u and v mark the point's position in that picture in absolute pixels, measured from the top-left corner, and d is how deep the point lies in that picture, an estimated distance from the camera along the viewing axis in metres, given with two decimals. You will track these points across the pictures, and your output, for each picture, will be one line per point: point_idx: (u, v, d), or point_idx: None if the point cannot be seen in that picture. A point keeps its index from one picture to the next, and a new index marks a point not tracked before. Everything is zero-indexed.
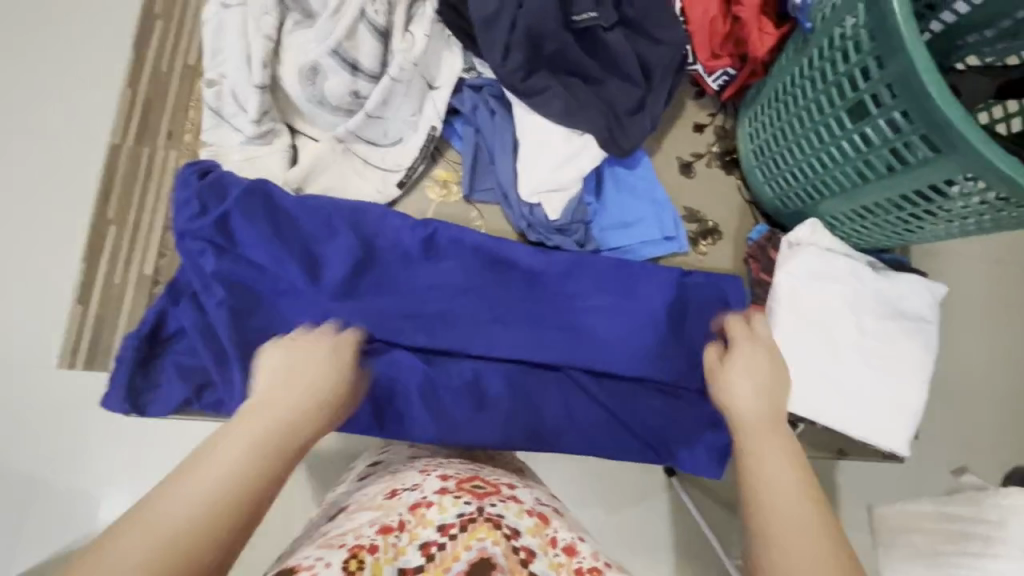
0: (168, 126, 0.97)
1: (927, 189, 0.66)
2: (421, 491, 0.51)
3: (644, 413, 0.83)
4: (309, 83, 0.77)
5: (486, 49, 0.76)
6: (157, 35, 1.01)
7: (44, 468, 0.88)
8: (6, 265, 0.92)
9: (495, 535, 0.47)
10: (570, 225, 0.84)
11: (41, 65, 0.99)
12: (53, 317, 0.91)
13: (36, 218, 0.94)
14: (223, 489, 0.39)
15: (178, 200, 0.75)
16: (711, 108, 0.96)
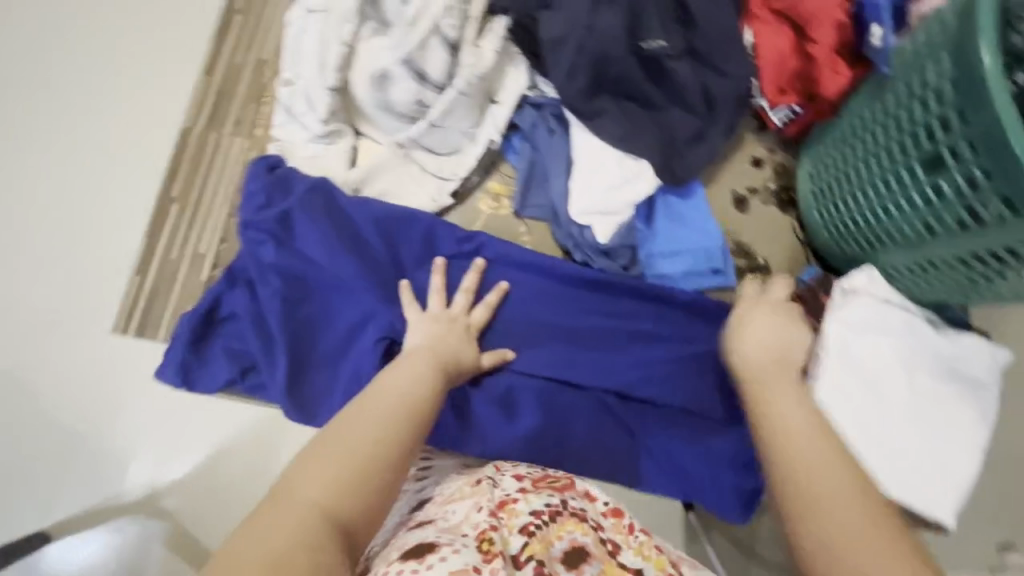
0: (235, 115, 1.00)
1: (1002, 250, 0.63)
2: (503, 489, 0.56)
3: (670, 444, 0.82)
4: (378, 89, 0.79)
5: (552, 69, 0.76)
6: (235, 28, 1.03)
7: (84, 428, 0.92)
8: (75, 233, 0.98)
9: (583, 528, 0.52)
10: (617, 248, 0.83)
11: (129, 49, 1.06)
12: (112, 286, 0.97)
13: (109, 193, 1.00)
14: (358, 449, 0.49)
15: (247, 193, 0.80)
16: (771, 144, 0.94)
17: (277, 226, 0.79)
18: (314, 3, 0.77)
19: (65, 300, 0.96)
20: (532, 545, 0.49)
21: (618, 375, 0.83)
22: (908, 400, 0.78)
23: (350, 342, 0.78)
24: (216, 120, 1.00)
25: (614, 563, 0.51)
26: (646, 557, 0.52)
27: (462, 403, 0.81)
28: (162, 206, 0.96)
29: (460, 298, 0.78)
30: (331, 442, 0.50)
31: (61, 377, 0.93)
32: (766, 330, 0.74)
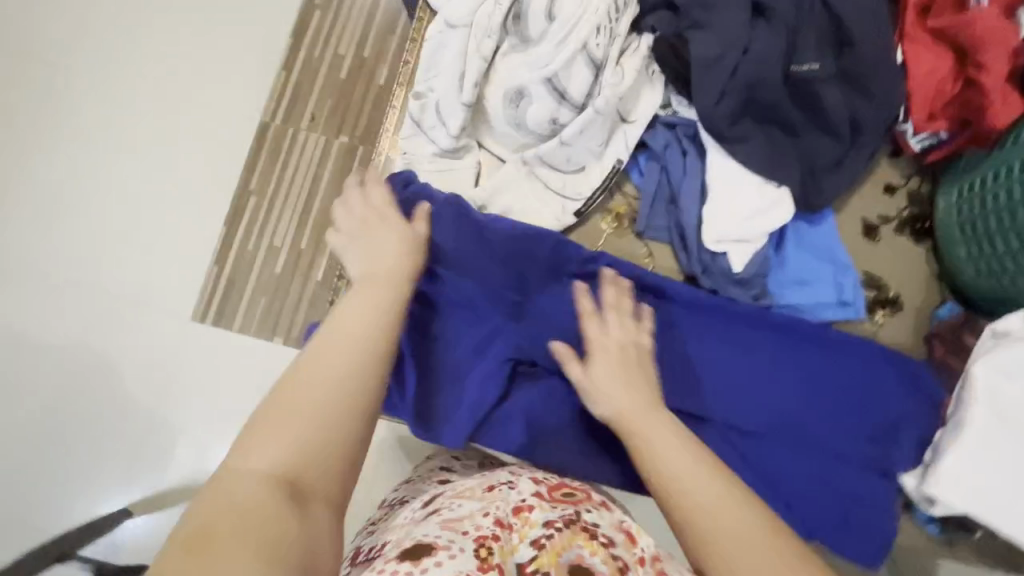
0: (312, 108, 1.43)
1: None
2: (518, 492, 0.59)
3: (798, 481, 0.79)
4: (512, 106, 0.79)
5: (701, 92, 0.73)
6: (315, 23, 1.46)
7: (167, 397, 1.31)
8: (201, 248, 1.38)
9: (592, 546, 0.51)
10: (752, 278, 0.81)
11: (227, 76, 1.45)
12: (193, 274, 1.37)
13: (200, 217, 1.40)
14: (319, 401, 0.51)
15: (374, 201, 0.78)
16: (906, 170, 0.89)
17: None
18: (455, 17, 0.76)
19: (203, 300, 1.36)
20: (541, 558, 0.51)
21: (743, 409, 0.81)
22: None
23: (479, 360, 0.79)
24: (294, 116, 1.44)
25: None
26: None
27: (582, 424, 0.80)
28: (244, 194, 1.40)
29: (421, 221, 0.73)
30: (286, 403, 0.50)
31: (136, 350, 1.33)
32: (604, 372, 0.67)
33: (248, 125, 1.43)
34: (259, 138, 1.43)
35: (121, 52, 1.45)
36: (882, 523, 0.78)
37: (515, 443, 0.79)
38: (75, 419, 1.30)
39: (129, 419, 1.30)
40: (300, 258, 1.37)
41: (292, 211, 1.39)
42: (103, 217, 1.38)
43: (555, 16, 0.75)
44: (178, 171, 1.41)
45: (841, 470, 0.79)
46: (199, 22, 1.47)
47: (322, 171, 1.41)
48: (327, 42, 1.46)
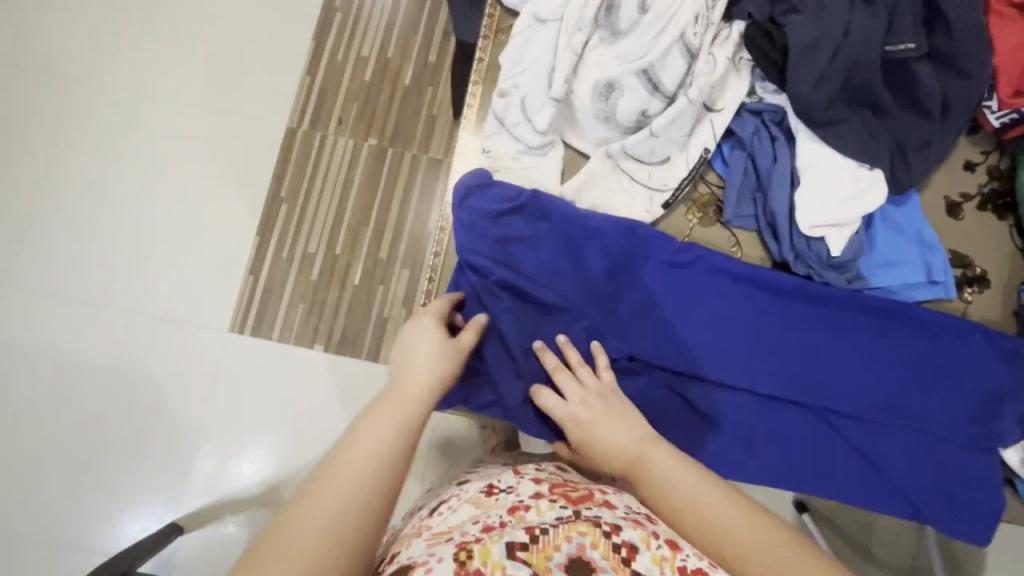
0: (339, 112, 1.42)
1: None
2: (516, 496, 0.61)
3: (901, 461, 0.80)
4: (602, 99, 0.78)
5: (798, 77, 0.74)
6: (335, 27, 1.45)
7: (206, 414, 1.29)
8: (236, 259, 1.36)
9: (594, 535, 0.53)
10: (848, 262, 0.81)
11: (248, 81, 1.43)
12: (228, 285, 1.35)
13: (231, 227, 1.38)
14: (323, 543, 0.45)
15: (463, 207, 0.79)
16: (984, 146, 0.89)
17: (494, 244, 0.79)
18: (544, 12, 0.77)
19: (239, 313, 1.34)
20: (531, 551, 0.51)
21: (841, 392, 0.81)
22: None
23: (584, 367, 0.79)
24: (320, 121, 1.42)
25: (627, 571, 0.51)
26: (663, 565, 0.52)
27: (684, 416, 0.81)
28: (275, 202, 1.39)
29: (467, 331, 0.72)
30: (287, 541, 0.45)
31: (172, 368, 1.31)
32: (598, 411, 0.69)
33: (275, 132, 1.41)
34: (288, 144, 1.41)
35: (141, 65, 1.42)
36: (990, 499, 0.79)
37: None
38: (113, 439, 1.28)
39: (171, 438, 1.28)
40: (335, 264, 1.36)
41: (325, 218, 1.38)
42: (132, 232, 1.36)
43: (648, 8, 0.76)
44: (205, 183, 1.39)
45: (945, 449, 0.80)
46: (217, 29, 1.45)
47: (352, 174, 1.40)
48: (350, 45, 1.44)
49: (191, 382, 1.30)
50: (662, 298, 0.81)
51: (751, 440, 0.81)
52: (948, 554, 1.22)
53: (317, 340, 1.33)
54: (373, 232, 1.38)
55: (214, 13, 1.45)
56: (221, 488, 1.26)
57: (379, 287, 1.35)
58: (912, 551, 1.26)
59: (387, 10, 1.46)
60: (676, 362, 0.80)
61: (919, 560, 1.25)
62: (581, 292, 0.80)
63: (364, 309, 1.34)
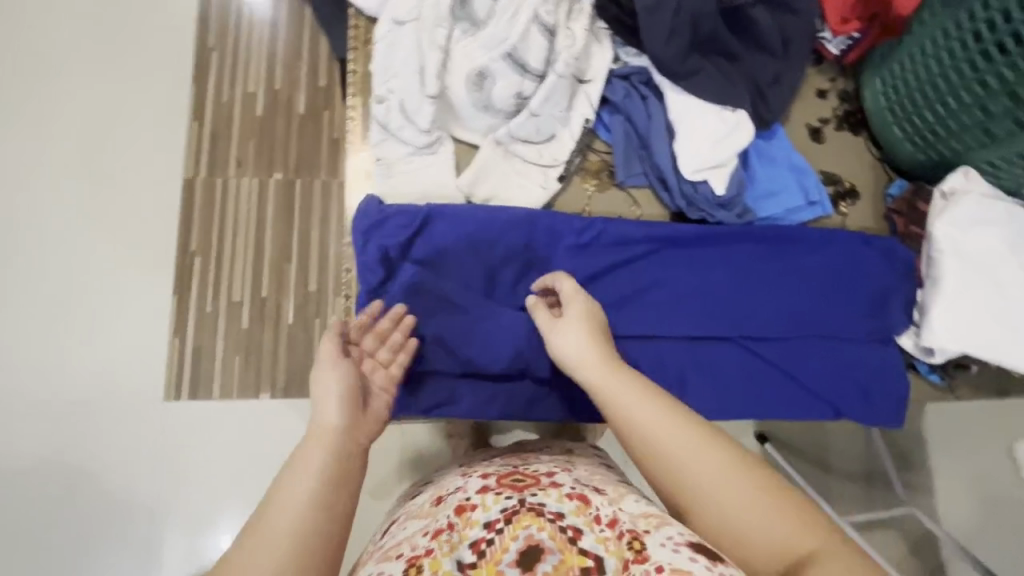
0: (237, 151, 1.37)
1: None
2: (464, 493, 0.61)
3: (818, 369, 0.86)
4: (477, 88, 0.80)
5: (650, 37, 0.79)
6: (214, 65, 1.40)
7: (156, 495, 1.21)
8: (156, 324, 1.29)
9: (539, 522, 0.55)
10: (733, 199, 0.86)
11: (132, 138, 1.36)
12: (153, 354, 1.28)
13: (143, 292, 1.30)
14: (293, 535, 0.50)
15: (361, 232, 0.78)
16: (831, 73, 0.99)
17: (401, 259, 0.79)
18: (402, 14, 0.78)
19: (170, 380, 1.27)
20: (480, 564, 0.53)
21: (751, 318, 0.87)
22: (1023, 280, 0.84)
23: (511, 368, 0.81)
24: (218, 165, 1.37)
25: (574, 550, 0.53)
26: (607, 541, 0.54)
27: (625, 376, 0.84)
28: (187, 257, 1.32)
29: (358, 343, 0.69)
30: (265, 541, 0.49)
31: (110, 455, 1.22)
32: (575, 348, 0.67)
33: (173, 185, 1.35)
34: (188, 194, 1.35)
35: (42, 117, 1.35)
36: (899, 386, 0.87)
37: (559, 412, 0.84)
38: (58, 545, 1.18)
39: (122, 530, 1.20)
40: (264, 307, 1.32)
41: (244, 262, 1.33)
42: (31, 322, 1.26)
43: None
44: (106, 253, 1.31)
45: (852, 349, 0.87)
46: (86, 91, 1.37)
47: (263, 213, 1.35)
48: (233, 84, 1.40)
49: (134, 465, 1.22)
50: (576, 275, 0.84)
51: (687, 384, 0.85)
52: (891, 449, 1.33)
53: (262, 389, 1.28)
54: (298, 268, 1.34)
55: (81, 75, 1.38)
56: (190, 569, 1.19)
57: (316, 320, 1.32)
58: (863, 457, 1.37)
59: (266, 39, 1.42)
60: None
61: (872, 463, 1.36)
62: (497, 284, 0.82)
63: (303, 345, 1.30)
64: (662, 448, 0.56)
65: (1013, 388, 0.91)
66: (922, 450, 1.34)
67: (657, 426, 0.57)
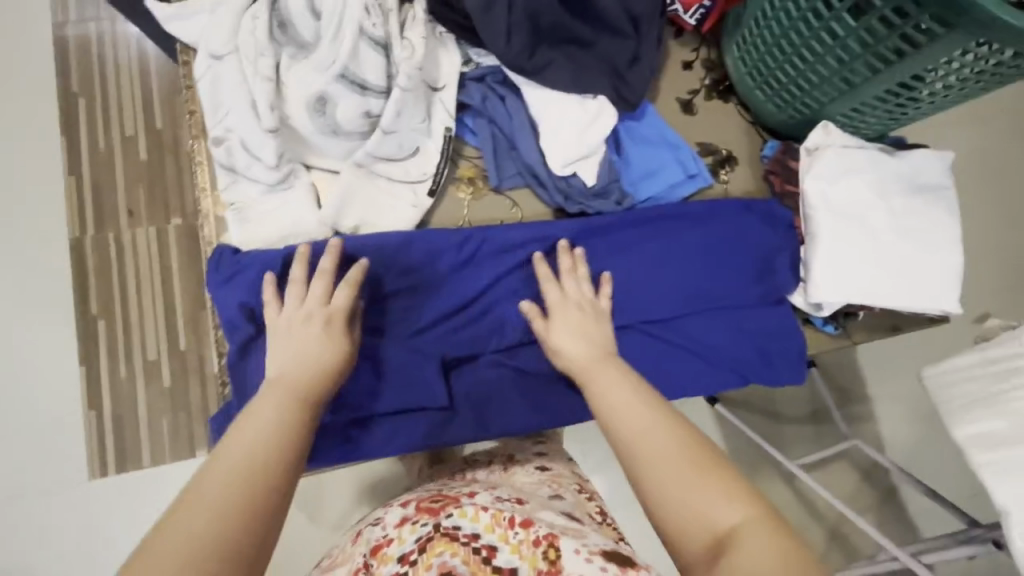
0: (127, 202, 1.24)
1: (909, 79, 0.76)
2: (381, 528, 0.57)
3: (718, 341, 0.87)
4: (320, 114, 0.75)
5: (489, 38, 0.76)
6: (82, 110, 1.26)
7: None
8: (61, 402, 1.16)
9: (452, 547, 0.52)
10: (607, 188, 0.85)
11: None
12: (62, 436, 1.15)
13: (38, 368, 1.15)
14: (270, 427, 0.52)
15: (218, 287, 0.73)
16: (692, 44, 0.98)
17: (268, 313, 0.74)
18: (217, 47, 0.71)
19: (87, 460, 1.15)
20: None
21: (646, 303, 0.86)
22: (891, 222, 0.87)
23: (405, 406, 0.77)
24: (106, 221, 1.23)
25: (488, 569, 0.51)
26: (522, 549, 0.52)
27: (529, 387, 0.82)
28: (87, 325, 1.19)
29: (319, 284, 0.66)
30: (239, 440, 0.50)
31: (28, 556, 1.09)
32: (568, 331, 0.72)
33: (57, 247, 1.21)
34: (75, 257, 1.21)
35: None
36: (794, 342, 0.88)
37: (469, 432, 0.80)
38: None
39: None
40: (186, 363, 1.21)
41: (154, 319, 1.21)
42: None
43: (321, 12, 0.71)
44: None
45: (747, 315, 0.88)
46: None
47: (168, 263, 1.24)
48: (108, 128, 1.26)
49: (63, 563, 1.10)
50: (459, 295, 0.81)
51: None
52: (832, 388, 1.37)
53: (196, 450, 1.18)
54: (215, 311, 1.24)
55: None
56: None
57: None
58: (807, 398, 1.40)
59: (137, 71, 1.28)
60: (493, 341, 0.82)
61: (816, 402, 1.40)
62: (378, 315, 0.78)
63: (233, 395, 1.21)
64: (624, 423, 0.57)
65: (905, 323, 0.94)
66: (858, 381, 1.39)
67: (628, 405, 0.58)
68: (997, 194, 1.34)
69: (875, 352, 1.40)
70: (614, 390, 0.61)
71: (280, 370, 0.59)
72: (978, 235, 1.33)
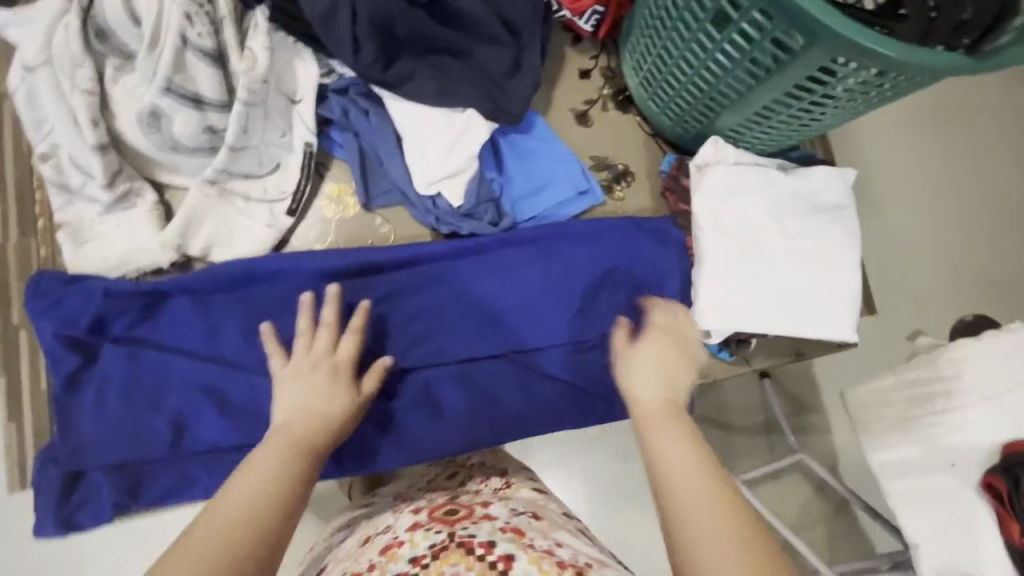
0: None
1: (797, 86, 0.67)
2: (392, 533, 0.56)
3: (599, 371, 0.82)
4: (153, 130, 0.70)
5: (337, 50, 0.72)
6: None
7: None
8: None
9: (466, 560, 0.48)
10: (477, 208, 0.81)
11: None
12: None
13: None
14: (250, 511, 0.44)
15: (38, 315, 0.69)
16: (592, 51, 0.93)
17: (100, 340, 0.70)
18: (29, 57, 0.65)
19: None
20: None
21: (521, 330, 0.81)
22: (788, 244, 0.82)
23: (248, 442, 0.72)
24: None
25: None
26: (541, 561, 0.48)
27: (389, 420, 0.78)
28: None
29: (323, 334, 0.63)
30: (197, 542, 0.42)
31: None
32: (645, 359, 0.60)
33: None
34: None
35: None
36: None
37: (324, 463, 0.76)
38: None
39: None
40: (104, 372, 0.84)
41: None
42: None
43: (139, 17, 0.65)
44: None
45: None
46: None
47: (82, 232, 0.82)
48: None
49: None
50: None
51: (463, 411, 0.79)
52: (786, 402, 1.27)
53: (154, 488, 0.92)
54: None
55: None
56: None
57: None
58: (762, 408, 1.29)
59: None
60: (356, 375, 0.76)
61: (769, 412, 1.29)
62: (221, 344, 0.73)
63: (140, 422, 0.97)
64: (699, 514, 0.45)
65: (810, 349, 0.89)
66: (816, 394, 1.29)
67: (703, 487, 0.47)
68: (997, 193, 1.29)
69: (832, 363, 1.28)
70: (681, 449, 0.50)
71: (281, 417, 0.56)
72: (978, 235, 1.28)
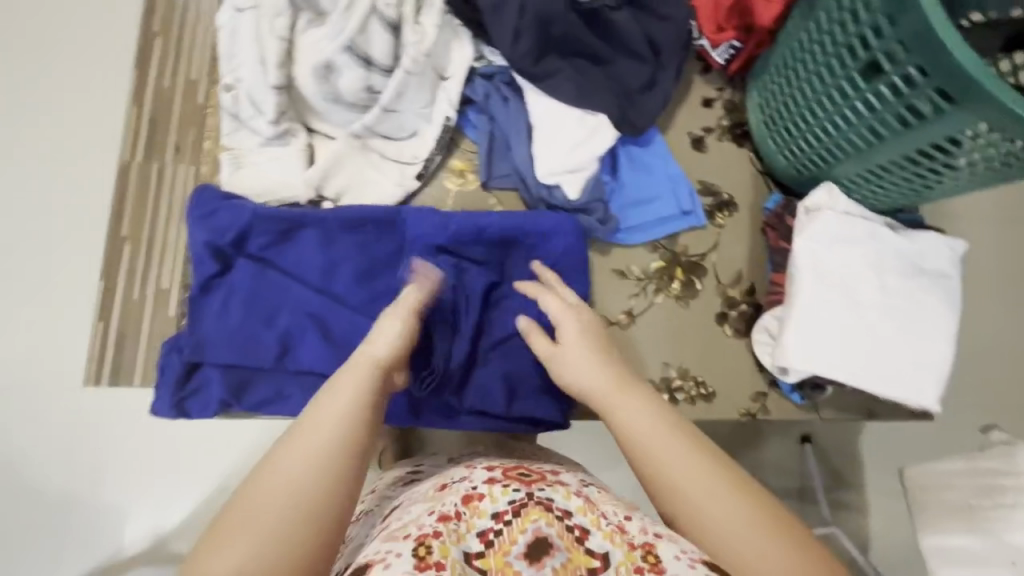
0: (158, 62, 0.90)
1: (929, 148, 0.69)
2: (470, 482, 0.56)
3: None
4: (324, 81, 0.78)
5: (497, 36, 0.79)
6: None
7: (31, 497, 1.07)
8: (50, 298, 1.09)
9: (547, 517, 0.52)
10: (590, 204, 0.84)
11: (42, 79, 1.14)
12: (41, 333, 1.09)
13: (56, 265, 1.10)
14: (305, 486, 0.50)
15: (194, 222, 0.78)
16: (719, 82, 0.96)
17: (237, 254, 0.79)
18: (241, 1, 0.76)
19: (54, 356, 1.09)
20: (487, 555, 0.51)
21: None
22: (884, 301, 0.82)
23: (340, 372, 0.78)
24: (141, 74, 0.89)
25: (581, 551, 0.51)
26: (614, 538, 0.52)
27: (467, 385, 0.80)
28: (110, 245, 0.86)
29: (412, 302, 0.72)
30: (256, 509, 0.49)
31: None
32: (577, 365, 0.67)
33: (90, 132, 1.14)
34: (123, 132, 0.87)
35: None
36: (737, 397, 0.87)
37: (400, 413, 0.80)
38: None
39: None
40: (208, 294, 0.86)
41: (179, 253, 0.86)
42: None
43: None
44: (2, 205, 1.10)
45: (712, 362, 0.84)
46: None
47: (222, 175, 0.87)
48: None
49: (35, 481, 1.07)
50: None
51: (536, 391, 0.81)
52: (826, 471, 1.24)
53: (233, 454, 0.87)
54: None
55: None
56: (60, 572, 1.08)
57: None
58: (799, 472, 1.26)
59: None
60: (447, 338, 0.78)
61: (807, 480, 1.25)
62: (336, 279, 0.80)
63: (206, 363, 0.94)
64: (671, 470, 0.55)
65: (881, 411, 0.89)
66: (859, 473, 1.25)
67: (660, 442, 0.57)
68: None
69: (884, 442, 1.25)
70: (637, 415, 0.59)
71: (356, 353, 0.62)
72: None
